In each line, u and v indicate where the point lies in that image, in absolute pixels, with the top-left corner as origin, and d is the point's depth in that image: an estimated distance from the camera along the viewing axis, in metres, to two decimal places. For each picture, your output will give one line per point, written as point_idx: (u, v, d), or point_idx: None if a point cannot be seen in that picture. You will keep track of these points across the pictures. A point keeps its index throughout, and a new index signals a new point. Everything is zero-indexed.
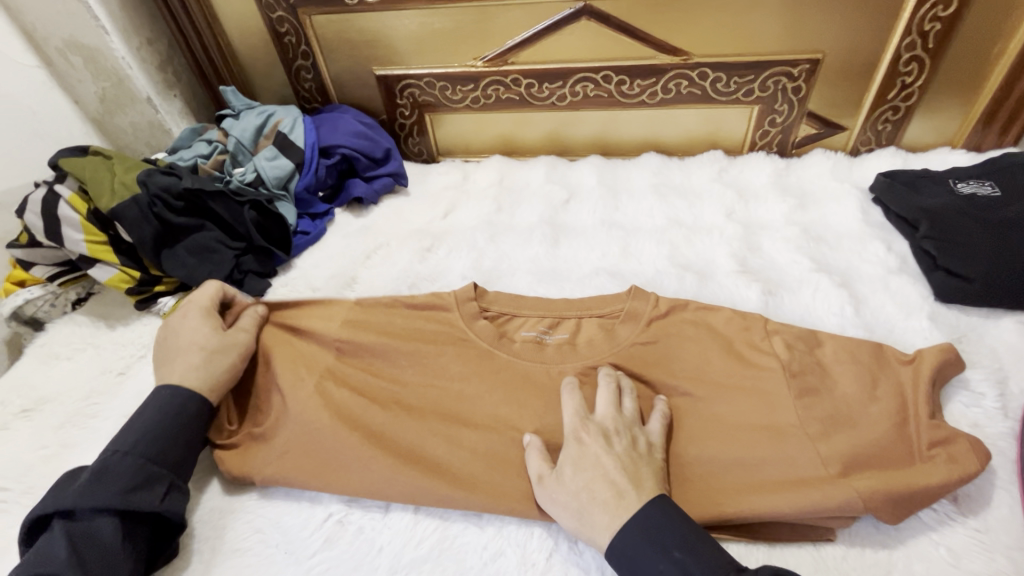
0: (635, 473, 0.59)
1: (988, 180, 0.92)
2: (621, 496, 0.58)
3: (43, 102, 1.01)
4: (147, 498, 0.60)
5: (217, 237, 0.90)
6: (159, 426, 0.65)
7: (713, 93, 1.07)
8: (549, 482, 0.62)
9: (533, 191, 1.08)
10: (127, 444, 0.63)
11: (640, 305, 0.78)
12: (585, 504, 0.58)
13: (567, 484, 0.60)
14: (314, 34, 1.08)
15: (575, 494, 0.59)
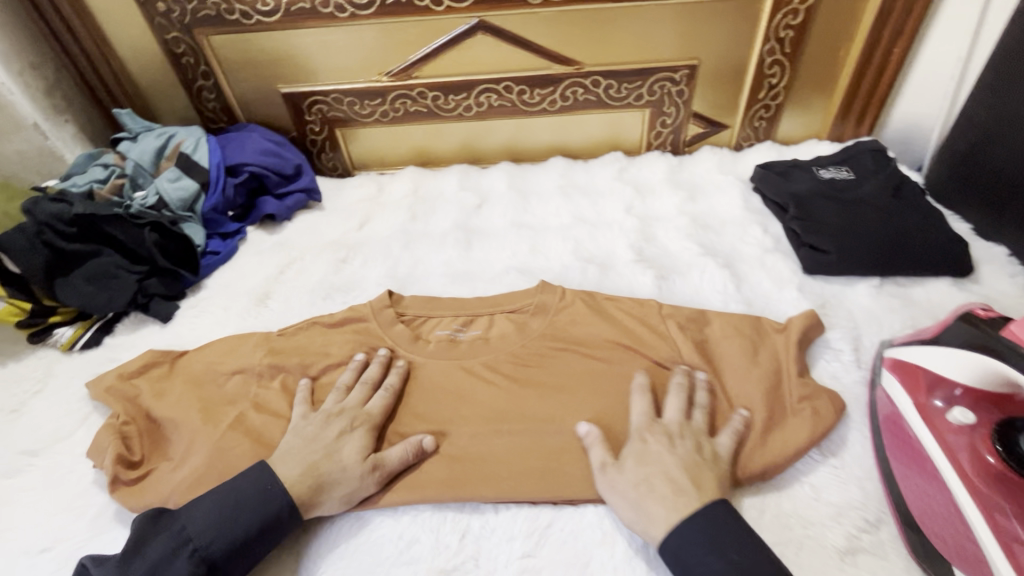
0: (697, 478, 0.59)
1: (844, 166, 1.05)
2: (679, 493, 0.58)
3: None
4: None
5: (116, 262, 0.88)
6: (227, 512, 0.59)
7: (607, 99, 1.15)
8: (618, 470, 0.62)
9: (447, 199, 1.12)
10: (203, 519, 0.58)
11: (547, 299, 0.83)
12: (645, 507, 0.59)
13: (628, 473, 0.61)
14: (213, 54, 1.07)
15: (633, 486, 0.60)
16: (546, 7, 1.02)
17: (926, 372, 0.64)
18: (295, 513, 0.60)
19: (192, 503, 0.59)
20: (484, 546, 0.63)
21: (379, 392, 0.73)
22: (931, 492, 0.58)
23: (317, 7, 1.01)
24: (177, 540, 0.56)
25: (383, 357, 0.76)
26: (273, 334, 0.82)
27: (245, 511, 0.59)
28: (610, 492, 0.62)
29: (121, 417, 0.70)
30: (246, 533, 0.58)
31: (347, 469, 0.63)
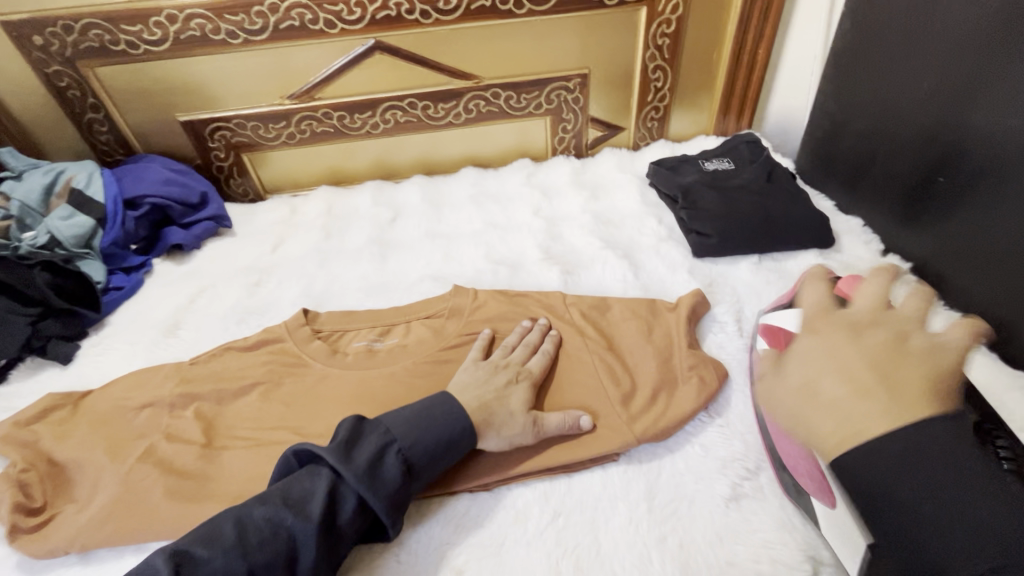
0: (888, 374, 0.42)
1: (726, 158, 1.16)
2: (865, 395, 0.41)
3: None
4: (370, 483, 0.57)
5: (3, 306, 0.83)
6: (426, 414, 0.64)
7: (510, 109, 1.21)
8: (777, 386, 0.46)
9: (361, 215, 1.14)
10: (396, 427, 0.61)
11: (461, 302, 0.87)
12: (808, 417, 0.43)
13: (790, 378, 0.46)
14: (101, 86, 1.05)
15: (795, 391, 0.45)
16: (438, 26, 1.07)
17: (781, 330, 0.72)
18: (474, 434, 0.65)
19: (391, 412, 0.63)
20: (403, 539, 0.63)
21: (537, 355, 0.77)
22: (786, 431, 0.64)
23: (208, 34, 1.01)
24: (387, 438, 0.60)
25: (542, 325, 0.82)
26: (184, 363, 0.81)
27: (438, 423, 0.64)
28: (766, 399, 0.48)
29: (17, 465, 0.67)
30: (440, 442, 0.63)
31: (514, 414, 0.68)
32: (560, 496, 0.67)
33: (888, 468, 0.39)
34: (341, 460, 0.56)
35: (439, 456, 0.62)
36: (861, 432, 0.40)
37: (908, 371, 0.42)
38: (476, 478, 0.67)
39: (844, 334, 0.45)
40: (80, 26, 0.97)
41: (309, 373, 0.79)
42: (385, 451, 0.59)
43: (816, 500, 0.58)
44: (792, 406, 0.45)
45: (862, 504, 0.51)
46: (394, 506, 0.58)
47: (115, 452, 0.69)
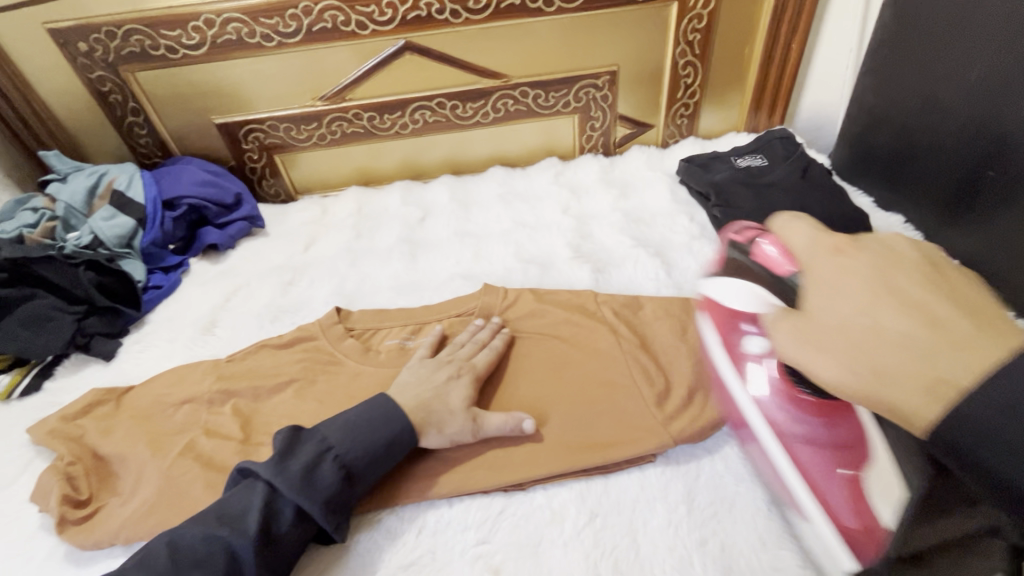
0: (960, 296, 0.35)
1: (758, 154, 1.13)
2: (932, 325, 0.34)
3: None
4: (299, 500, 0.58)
5: (50, 304, 0.86)
6: (358, 425, 0.65)
7: (538, 108, 1.21)
8: (814, 328, 0.37)
9: (391, 215, 1.14)
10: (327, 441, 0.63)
11: (491, 300, 0.87)
12: (872, 358, 0.35)
13: (824, 318, 0.37)
14: (141, 90, 1.07)
15: (839, 332, 0.36)
16: (468, 25, 1.07)
17: (727, 309, 0.68)
18: (413, 435, 0.66)
19: (331, 419, 0.65)
20: (440, 539, 0.63)
21: (484, 351, 0.78)
22: (758, 434, 0.64)
23: (243, 38, 1.03)
24: (324, 446, 0.62)
25: (494, 324, 0.82)
26: (222, 360, 0.82)
27: (380, 427, 0.65)
28: (797, 356, 0.38)
29: (65, 458, 0.69)
30: (382, 442, 0.64)
31: (454, 413, 0.68)
32: (595, 497, 0.65)
33: (984, 415, 0.31)
34: (275, 470, 0.59)
35: (380, 458, 0.64)
36: (970, 352, 0.32)
37: (956, 302, 0.35)
38: (511, 477, 0.66)
39: (883, 254, 0.38)
40: (123, 32, 1.00)
41: (313, 384, 0.79)
42: (321, 459, 0.61)
43: (800, 517, 0.59)
44: (845, 349, 0.36)
45: (843, 525, 0.53)
46: (330, 510, 0.59)
47: (157, 447, 0.71)
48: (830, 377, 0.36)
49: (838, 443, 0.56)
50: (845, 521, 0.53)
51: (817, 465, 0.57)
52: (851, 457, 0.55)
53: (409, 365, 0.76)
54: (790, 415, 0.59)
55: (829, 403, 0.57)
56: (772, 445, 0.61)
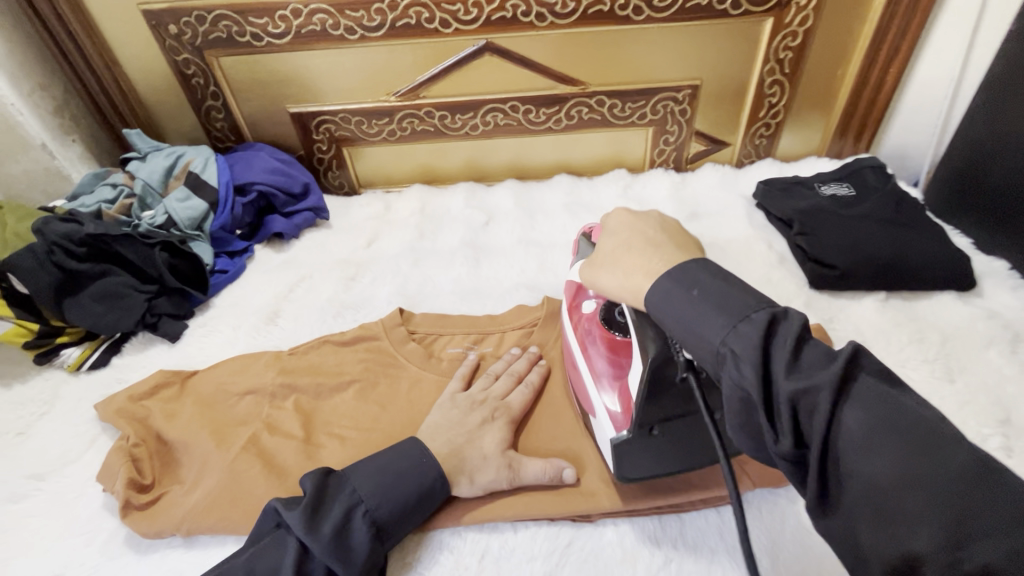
0: (678, 237, 0.56)
1: (845, 182, 1.05)
2: (655, 245, 0.54)
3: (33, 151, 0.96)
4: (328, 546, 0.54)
5: (124, 281, 0.87)
6: (395, 474, 0.60)
7: (612, 118, 1.17)
8: (598, 259, 0.58)
9: (454, 216, 1.12)
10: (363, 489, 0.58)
11: (557, 308, 0.84)
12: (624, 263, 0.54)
13: (605, 249, 0.58)
14: (222, 75, 1.08)
15: (612, 251, 0.57)
16: (551, 30, 1.04)
17: (574, 286, 0.75)
18: (446, 486, 0.62)
19: (360, 466, 0.60)
20: (504, 566, 0.61)
21: (520, 386, 0.73)
22: (578, 372, 0.69)
23: (327, 30, 1.02)
24: (353, 500, 0.57)
25: (531, 354, 0.78)
26: (285, 352, 0.81)
27: (410, 478, 0.60)
28: (590, 276, 0.59)
29: (131, 439, 0.69)
30: (412, 498, 0.60)
31: (488, 458, 0.64)
32: (668, 543, 0.62)
33: (679, 295, 0.47)
34: (307, 529, 0.53)
35: (409, 515, 0.59)
36: (675, 259, 0.51)
37: (675, 238, 0.55)
38: (576, 508, 0.63)
39: (640, 226, 0.57)
40: (212, 17, 1.01)
41: (380, 382, 0.77)
42: (351, 515, 0.56)
43: (595, 425, 0.66)
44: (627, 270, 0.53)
45: (611, 415, 0.61)
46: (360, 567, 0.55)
47: (220, 437, 0.70)
48: (620, 285, 0.54)
49: (615, 373, 0.64)
50: (612, 411, 0.62)
51: (594, 377, 0.66)
52: (620, 382, 0.63)
53: (440, 403, 0.70)
54: (600, 356, 0.66)
55: (626, 342, 0.65)
56: (578, 354, 0.69)
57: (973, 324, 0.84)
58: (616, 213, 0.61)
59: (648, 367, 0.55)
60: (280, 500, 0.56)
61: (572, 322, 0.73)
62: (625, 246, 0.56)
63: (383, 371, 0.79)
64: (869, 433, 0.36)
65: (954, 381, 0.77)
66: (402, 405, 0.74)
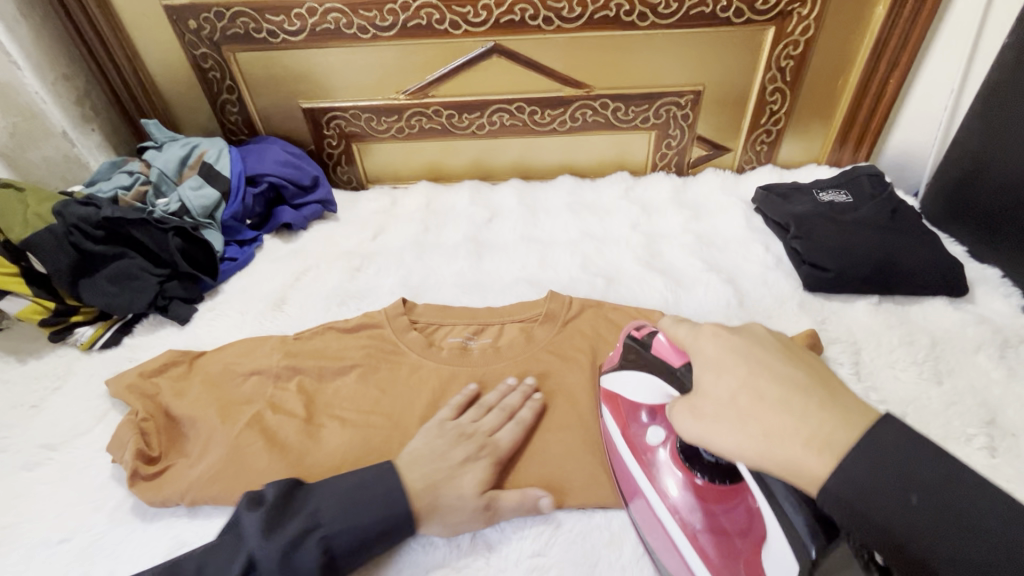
0: (819, 381, 0.48)
1: (843, 189, 1.06)
2: (792, 392, 0.47)
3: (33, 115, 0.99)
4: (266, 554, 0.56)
5: (139, 264, 0.90)
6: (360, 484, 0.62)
7: (616, 121, 1.19)
8: (706, 410, 0.51)
9: (458, 213, 1.15)
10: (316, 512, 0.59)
11: (556, 307, 0.85)
12: (755, 427, 0.47)
13: (711, 391, 0.51)
14: (239, 69, 1.12)
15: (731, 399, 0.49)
16: (558, 34, 1.07)
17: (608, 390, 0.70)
18: (413, 521, 0.61)
19: (326, 488, 0.61)
20: (494, 543, 0.64)
21: (508, 417, 0.71)
22: (634, 481, 0.65)
23: (341, 28, 1.06)
24: (311, 521, 0.58)
25: (526, 388, 0.75)
26: (290, 337, 0.84)
27: (372, 503, 0.60)
28: (702, 435, 0.50)
29: (139, 413, 0.72)
30: (375, 527, 0.59)
31: (464, 498, 0.63)
32: None
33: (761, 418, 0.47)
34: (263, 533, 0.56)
35: (375, 543, 0.60)
36: (840, 417, 0.44)
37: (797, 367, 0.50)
38: (568, 495, 0.66)
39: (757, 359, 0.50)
40: (231, 14, 1.05)
41: (381, 367, 0.79)
42: (305, 536, 0.57)
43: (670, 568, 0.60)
44: (742, 431, 0.47)
45: (714, 569, 0.56)
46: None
47: (225, 416, 0.73)
48: (732, 444, 0.48)
49: (715, 527, 0.59)
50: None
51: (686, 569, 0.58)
52: (731, 566, 0.56)
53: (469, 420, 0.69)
54: (679, 485, 0.62)
55: (716, 489, 0.60)
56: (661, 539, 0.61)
57: (963, 329, 0.86)
58: (709, 331, 0.55)
59: (800, 561, 0.47)
60: (244, 499, 0.59)
61: (640, 466, 0.65)
62: (750, 400, 0.48)
63: (384, 357, 0.81)
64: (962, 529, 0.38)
65: (942, 383, 0.79)
66: (401, 391, 0.77)
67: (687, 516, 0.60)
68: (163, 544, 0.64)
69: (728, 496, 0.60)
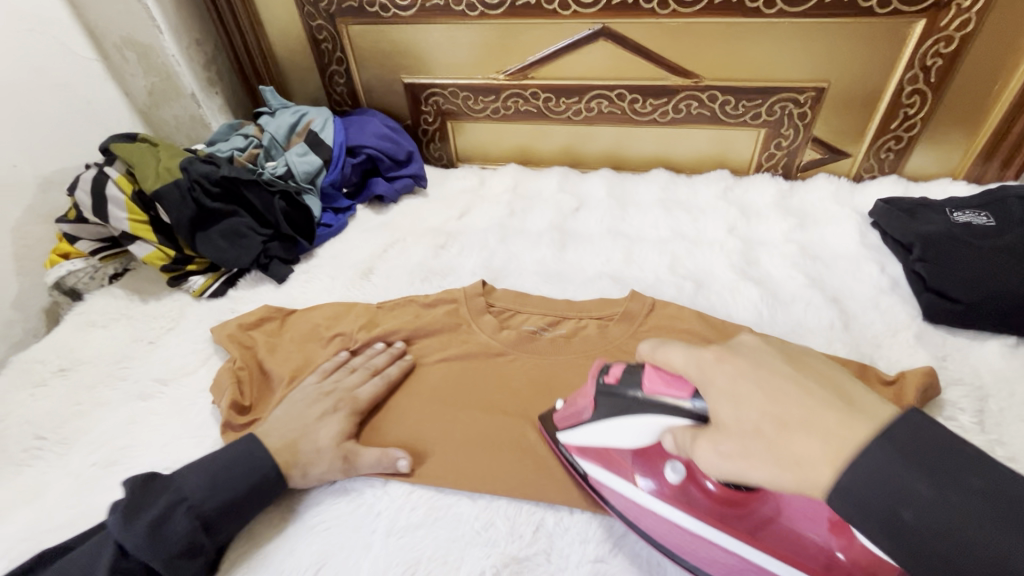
0: (814, 372, 0.39)
1: (984, 211, 0.90)
2: (807, 393, 0.37)
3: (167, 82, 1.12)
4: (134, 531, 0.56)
5: (247, 223, 0.97)
6: (223, 469, 0.62)
7: (722, 115, 1.12)
8: (717, 435, 0.41)
9: (545, 199, 1.13)
10: (189, 490, 0.60)
11: (635, 307, 0.83)
12: (789, 448, 0.36)
13: (727, 425, 0.40)
14: (349, 42, 1.16)
15: (753, 432, 0.38)
16: (672, 18, 1.01)
17: (592, 447, 0.61)
18: (281, 478, 0.64)
19: (190, 467, 0.62)
20: (557, 542, 0.61)
21: (375, 378, 0.75)
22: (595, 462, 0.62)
23: (450, 5, 1.06)
24: (177, 496, 0.59)
25: (394, 349, 0.79)
26: (374, 306, 0.87)
27: (241, 470, 0.63)
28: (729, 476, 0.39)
29: (237, 362, 0.78)
30: (241, 490, 0.62)
31: (320, 450, 0.66)
32: None
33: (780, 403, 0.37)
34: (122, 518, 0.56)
35: (242, 510, 0.62)
36: (821, 419, 0.36)
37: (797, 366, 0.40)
38: None
39: (758, 359, 0.40)
40: None
41: (456, 345, 0.81)
42: (173, 509, 0.58)
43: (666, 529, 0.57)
44: (766, 456, 0.37)
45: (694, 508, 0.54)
46: (174, 559, 0.57)
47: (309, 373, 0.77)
48: (761, 480, 0.37)
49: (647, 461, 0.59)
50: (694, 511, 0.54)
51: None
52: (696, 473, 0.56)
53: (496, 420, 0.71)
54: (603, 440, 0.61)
55: None
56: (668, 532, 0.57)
57: None
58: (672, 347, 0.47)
59: None
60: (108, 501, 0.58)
61: (635, 489, 0.58)
62: (779, 427, 0.37)
63: (460, 336, 0.82)
64: (950, 477, 0.32)
65: None
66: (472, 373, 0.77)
67: (718, 528, 0.52)
68: None
69: (744, 501, 0.54)
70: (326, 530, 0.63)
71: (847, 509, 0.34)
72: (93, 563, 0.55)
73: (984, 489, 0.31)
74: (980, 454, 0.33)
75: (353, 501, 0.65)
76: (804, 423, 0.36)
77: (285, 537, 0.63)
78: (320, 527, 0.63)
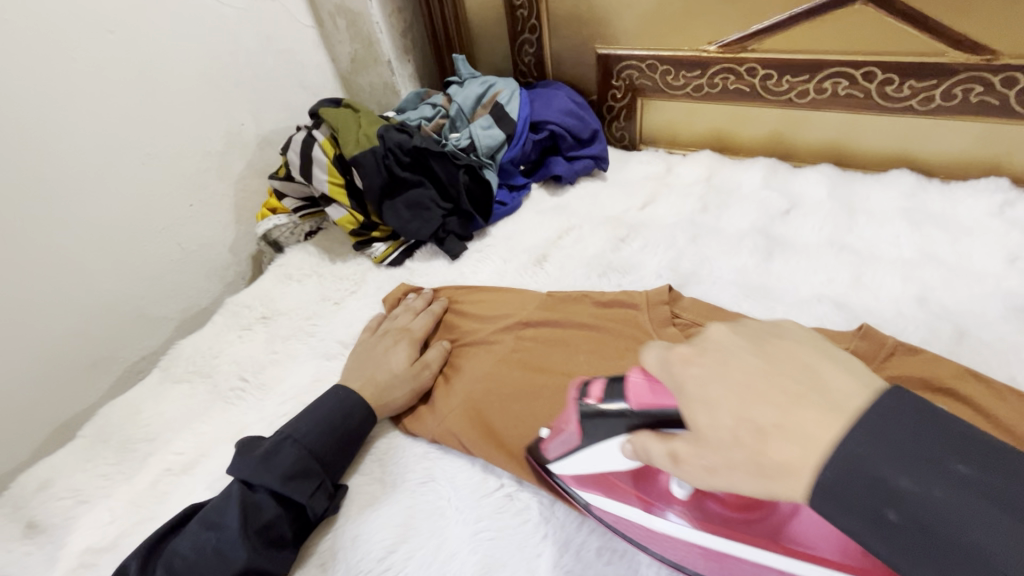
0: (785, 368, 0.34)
1: None
2: (796, 402, 0.32)
3: (368, 49, 1.15)
4: (249, 463, 0.60)
5: (431, 196, 0.96)
6: (320, 410, 0.67)
7: (1018, 106, 0.84)
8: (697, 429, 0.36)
9: (747, 196, 0.97)
10: (292, 429, 0.65)
11: (867, 349, 0.65)
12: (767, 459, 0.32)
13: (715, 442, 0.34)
14: (546, 7, 1.08)
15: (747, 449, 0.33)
16: None
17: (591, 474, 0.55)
18: (370, 412, 0.69)
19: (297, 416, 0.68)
20: None
21: (422, 316, 0.81)
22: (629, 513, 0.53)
23: None
24: (282, 433, 0.64)
25: (428, 294, 0.85)
26: (547, 297, 0.81)
27: (328, 403, 0.68)
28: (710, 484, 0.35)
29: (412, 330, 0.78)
30: (334, 417, 0.66)
31: (395, 374, 0.72)
32: None
33: (870, 452, 0.29)
34: (238, 460, 0.61)
35: (338, 439, 0.65)
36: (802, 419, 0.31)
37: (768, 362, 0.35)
38: None
39: (727, 356, 0.36)
40: None
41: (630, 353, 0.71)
42: (281, 444, 0.63)
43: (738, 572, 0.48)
44: (748, 465, 0.33)
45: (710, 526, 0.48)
46: (291, 479, 0.59)
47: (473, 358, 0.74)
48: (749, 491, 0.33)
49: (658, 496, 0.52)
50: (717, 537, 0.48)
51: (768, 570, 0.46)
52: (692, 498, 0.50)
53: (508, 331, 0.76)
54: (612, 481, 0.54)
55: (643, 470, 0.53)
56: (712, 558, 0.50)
57: None
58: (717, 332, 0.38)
59: None
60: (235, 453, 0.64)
61: (646, 513, 0.52)
62: (756, 432, 0.33)
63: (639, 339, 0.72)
64: None
65: None
66: None
67: (723, 536, 0.48)
68: (416, 472, 0.66)
69: (757, 505, 0.47)
70: (490, 542, 0.58)
71: (829, 508, 0.31)
72: (225, 503, 0.58)
73: (1013, 494, 0.27)
74: (905, 408, 0.31)
75: (520, 518, 0.60)
76: (890, 479, 0.29)
77: (398, 501, 0.63)
78: (483, 537, 0.58)
